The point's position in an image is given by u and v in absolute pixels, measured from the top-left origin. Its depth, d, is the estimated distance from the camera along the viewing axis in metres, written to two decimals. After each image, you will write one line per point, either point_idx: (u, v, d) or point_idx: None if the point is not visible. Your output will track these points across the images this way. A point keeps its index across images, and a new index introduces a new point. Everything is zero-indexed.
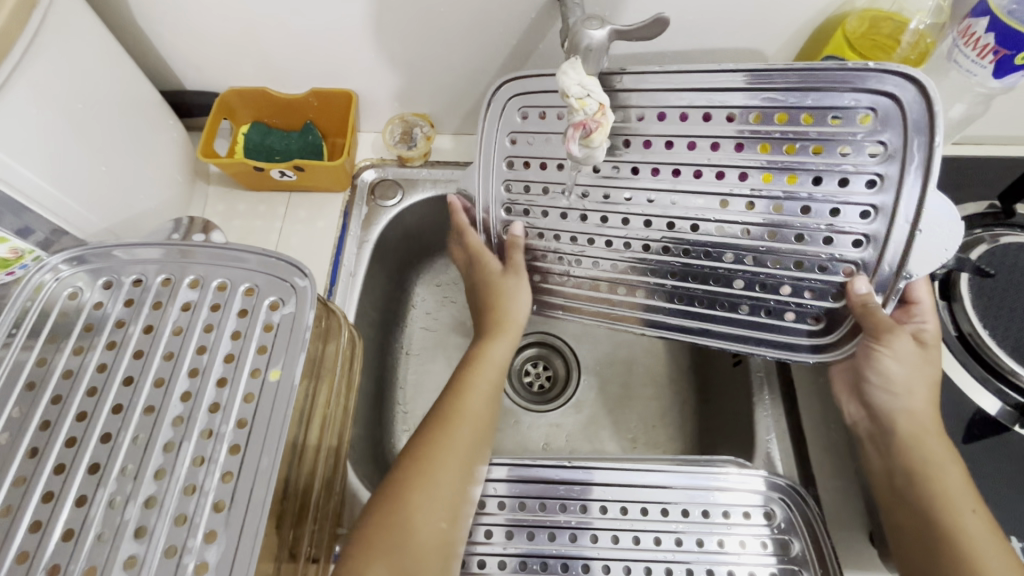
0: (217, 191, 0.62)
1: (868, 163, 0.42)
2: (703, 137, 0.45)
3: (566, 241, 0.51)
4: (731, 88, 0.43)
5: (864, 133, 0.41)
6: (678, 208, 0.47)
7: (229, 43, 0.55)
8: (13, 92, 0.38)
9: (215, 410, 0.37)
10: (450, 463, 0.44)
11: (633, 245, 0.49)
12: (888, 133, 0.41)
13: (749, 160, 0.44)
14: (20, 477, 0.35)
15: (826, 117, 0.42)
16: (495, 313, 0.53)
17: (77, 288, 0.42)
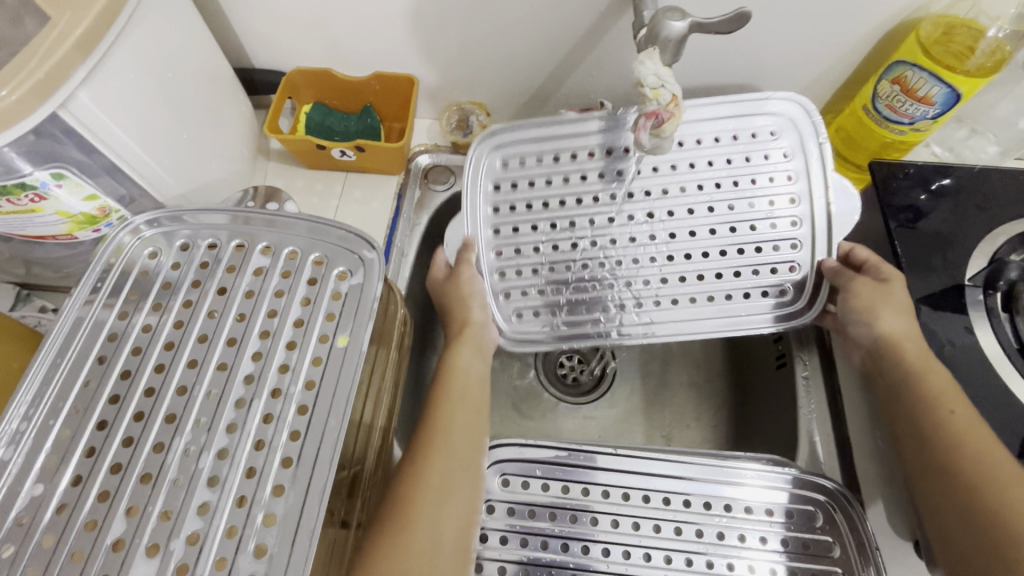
0: (277, 167, 0.64)
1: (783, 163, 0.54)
2: (681, 162, 0.55)
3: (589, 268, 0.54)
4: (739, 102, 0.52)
5: (772, 144, 0.54)
6: (681, 215, 0.54)
7: (301, 22, 0.56)
8: (118, 59, 0.39)
9: (285, 370, 0.39)
10: (438, 471, 0.43)
11: (660, 260, 0.53)
12: (791, 138, 0.54)
13: (717, 173, 0.54)
14: (103, 421, 0.37)
15: (749, 135, 0.54)
16: (462, 334, 0.52)
17: (156, 249, 0.44)
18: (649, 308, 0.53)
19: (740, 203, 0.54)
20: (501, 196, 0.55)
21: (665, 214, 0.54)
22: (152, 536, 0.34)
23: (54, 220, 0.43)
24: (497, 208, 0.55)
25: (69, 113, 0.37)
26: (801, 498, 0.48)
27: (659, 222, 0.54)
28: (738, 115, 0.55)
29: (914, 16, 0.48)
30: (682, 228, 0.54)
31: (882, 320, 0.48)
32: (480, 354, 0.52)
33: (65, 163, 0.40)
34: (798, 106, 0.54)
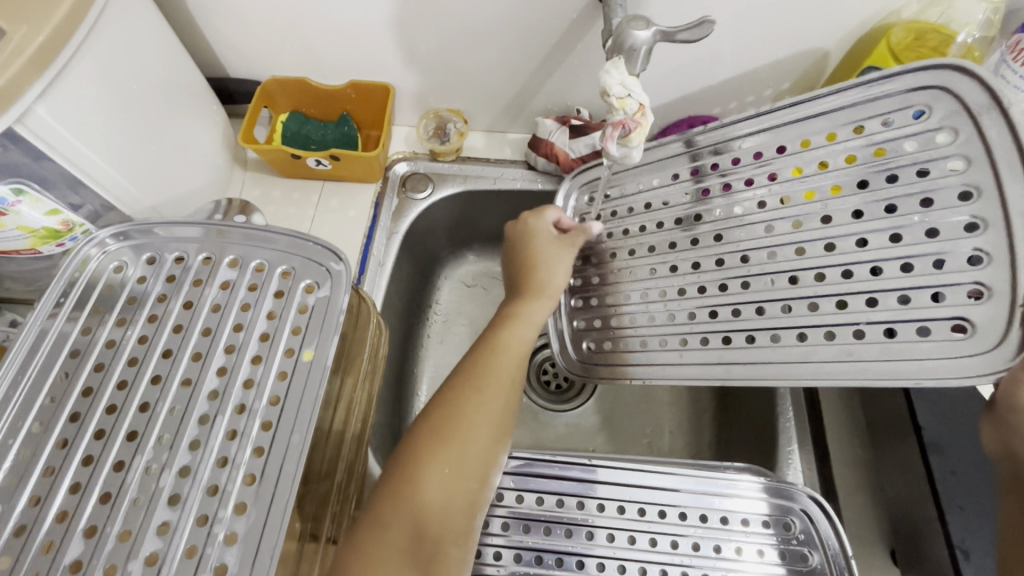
0: (253, 176, 0.64)
1: (941, 150, 0.41)
2: (737, 176, 0.49)
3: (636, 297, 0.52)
4: (888, 96, 0.43)
5: (917, 131, 0.42)
6: (755, 237, 0.47)
7: (273, 31, 0.56)
8: (75, 72, 0.39)
9: (249, 386, 0.38)
10: (472, 429, 0.41)
11: (688, 292, 0.49)
12: (953, 124, 0.41)
13: (840, 174, 0.45)
14: (63, 439, 0.37)
15: (887, 127, 0.43)
16: (535, 288, 0.51)
17: (122, 264, 0.44)
18: (691, 346, 0.48)
19: (833, 205, 0.45)
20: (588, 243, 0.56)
21: (713, 240, 0.49)
22: (110, 558, 0.33)
23: (16, 235, 0.42)
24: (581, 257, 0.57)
25: (25, 128, 0.37)
26: (776, 508, 0.48)
27: (704, 245, 0.49)
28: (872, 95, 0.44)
29: (885, 22, 0.48)
30: (734, 253, 0.48)
31: None
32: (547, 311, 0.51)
33: (24, 179, 0.39)
34: (974, 86, 0.40)
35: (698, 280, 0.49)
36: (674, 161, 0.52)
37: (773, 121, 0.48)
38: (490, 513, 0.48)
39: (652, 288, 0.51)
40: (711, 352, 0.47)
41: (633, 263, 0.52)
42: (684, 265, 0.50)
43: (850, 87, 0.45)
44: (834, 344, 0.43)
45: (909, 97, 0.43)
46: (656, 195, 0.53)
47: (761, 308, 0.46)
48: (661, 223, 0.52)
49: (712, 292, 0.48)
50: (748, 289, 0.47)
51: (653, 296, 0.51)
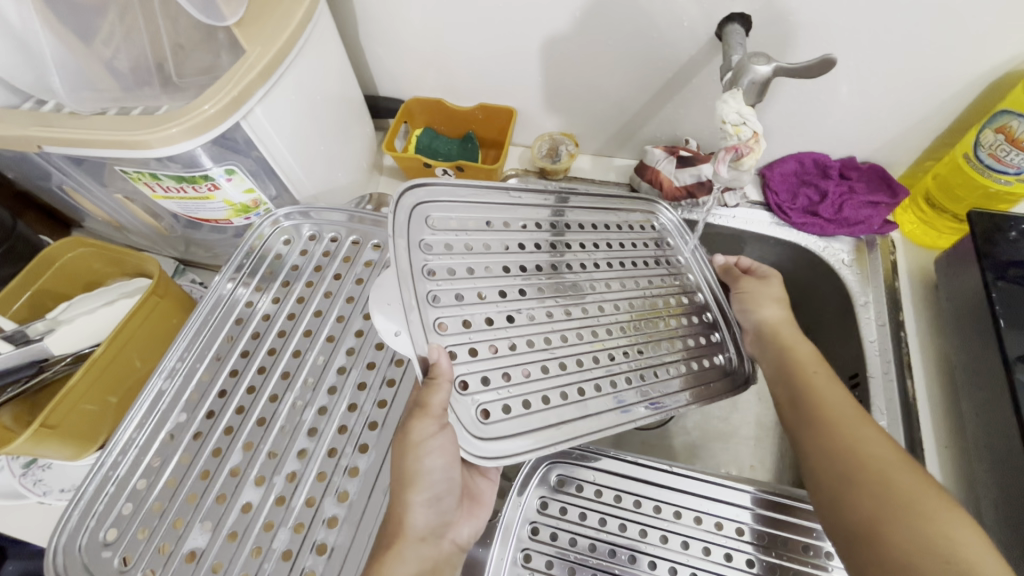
0: (387, 180, 0.73)
1: (674, 247, 0.58)
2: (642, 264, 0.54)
3: (510, 350, 0.43)
4: (636, 211, 0.58)
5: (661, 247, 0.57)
6: (689, 301, 0.55)
7: (424, 58, 0.65)
8: (287, 81, 0.49)
9: (380, 348, 0.45)
10: None
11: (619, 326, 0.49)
12: (671, 238, 0.59)
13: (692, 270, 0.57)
14: (235, 369, 0.46)
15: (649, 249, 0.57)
16: (405, 474, 0.37)
17: (289, 238, 0.53)
18: (623, 386, 0.46)
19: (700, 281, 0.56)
20: (438, 283, 0.42)
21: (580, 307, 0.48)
22: (260, 469, 0.41)
23: (220, 207, 0.53)
24: (435, 297, 0.41)
25: (247, 124, 0.47)
26: (787, 527, 0.46)
27: (564, 295, 0.48)
28: (604, 208, 0.56)
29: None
30: (583, 303, 0.48)
31: (764, 316, 0.52)
32: (437, 507, 0.38)
33: (236, 162, 0.50)
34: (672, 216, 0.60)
35: (569, 345, 0.45)
36: (493, 207, 0.49)
37: (596, 215, 0.55)
38: (551, 495, 0.48)
39: (535, 338, 0.44)
40: (580, 414, 0.43)
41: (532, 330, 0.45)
42: (537, 326, 0.45)
43: (591, 200, 0.55)
44: (656, 386, 0.47)
45: (627, 212, 0.58)
46: (495, 239, 0.48)
47: (633, 350, 0.48)
48: (507, 270, 0.47)
49: (570, 363, 0.45)
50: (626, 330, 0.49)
51: (537, 369, 0.43)
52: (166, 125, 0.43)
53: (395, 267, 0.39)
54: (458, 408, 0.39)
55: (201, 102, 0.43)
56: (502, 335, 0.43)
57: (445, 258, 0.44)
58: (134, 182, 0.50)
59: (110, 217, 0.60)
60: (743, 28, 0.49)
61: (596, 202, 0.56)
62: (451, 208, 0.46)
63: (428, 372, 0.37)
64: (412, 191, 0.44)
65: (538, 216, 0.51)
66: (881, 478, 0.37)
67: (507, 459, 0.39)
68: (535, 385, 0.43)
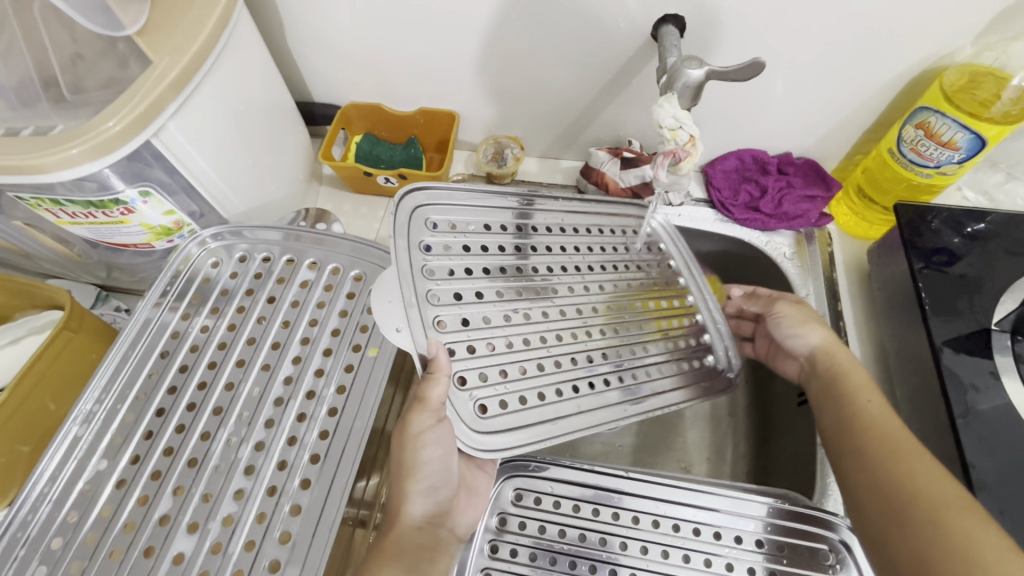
0: (327, 191, 0.69)
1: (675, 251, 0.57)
2: (637, 266, 0.54)
3: (505, 347, 0.44)
4: (633, 216, 0.57)
5: (659, 250, 0.57)
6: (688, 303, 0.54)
7: (358, 62, 0.62)
8: (202, 94, 0.45)
9: (320, 375, 0.43)
10: None
11: (613, 329, 0.49)
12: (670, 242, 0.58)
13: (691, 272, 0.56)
14: (161, 408, 0.42)
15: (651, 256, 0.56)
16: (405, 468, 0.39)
17: (218, 260, 0.50)
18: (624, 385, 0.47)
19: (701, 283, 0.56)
20: (438, 283, 0.44)
21: (591, 307, 0.49)
22: (193, 515, 0.38)
23: (137, 231, 0.49)
24: (435, 297, 0.43)
25: (159, 141, 0.44)
26: (799, 533, 0.46)
27: (552, 298, 0.48)
28: (601, 214, 0.55)
29: (939, 64, 0.50)
30: (574, 305, 0.48)
31: (812, 334, 0.51)
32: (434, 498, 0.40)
33: (151, 183, 0.46)
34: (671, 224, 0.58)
35: (571, 343, 0.47)
36: (495, 212, 0.50)
37: (587, 220, 0.54)
38: (509, 511, 0.48)
39: (531, 335, 0.45)
40: (577, 410, 0.44)
41: (531, 329, 0.46)
42: (533, 325, 0.46)
43: (587, 208, 0.55)
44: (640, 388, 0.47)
45: (631, 216, 0.57)
46: (457, 240, 0.47)
47: (641, 351, 0.49)
48: (487, 273, 0.47)
49: (565, 362, 0.46)
50: (628, 332, 0.49)
51: (534, 367, 0.44)
52: (64, 146, 0.39)
53: (395, 264, 0.42)
54: (457, 403, 0.41)
55: (104, 119, 0.40)
56: (501, 332, 0.44)
57: (444, 259, 0.46)
58: (35, 209, 0.46)
59: (12, 244, 0.54)
60: (677, 30, 0.48)
61: (591, 208, 0.55)
62: (450, 212, 0.48)
63: (428, 366, 0.40)
64: (412, 193, 0.46)
65: (493, 219, 0.50)
66: (923, 500, 0.37)
67: (500, 453, 0.41)
68: (535, 380, 0.44)
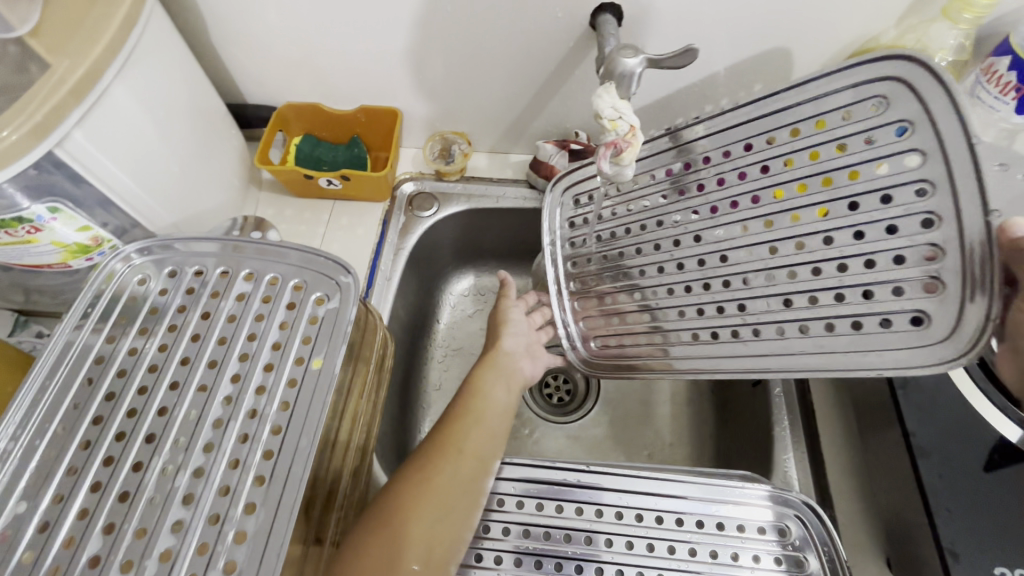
0: (267, 196, 0.66)
1: (892, 142, 0.37)
2: (763, 191, 0.43)
3: (624, 300, 0.53)
4: (832, 90, 0.40)
5: (868, 137, 0.38)
6: (841, 242, 0.39)
7: (290, 59, 0.59)
8: (112, 98, 0.42)
9: (261, 393, 0.41)
10: (463, 456, 0.46)
11: (732, 283, 0.45)
12: (903, 113, 0.37)
13: (818, 197, 0.40)
14: (86, 441, 0.39)
15: (855, 141, 0.39)
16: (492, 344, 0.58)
17: (145, 277, 0.47)
18: (744, 338, 0.45)
19: (836, 196, 0.40)
20: (574, 253, 0.57)
21: (818, 240, 0.40)
22: (127, 553, 0.35)
23: (50, 250, 0.45)
24: (574, 263, 0.57)
25: (64, 151, 0.40)
26: (739, 509, 0.47)
27: (685, 248, 0.48)
28: (814, 97, 0.41)
29: (866, 47, 0.51)
30: (714, 251, 0.46)
31: None
32: (501, 372, 0.55)
33: (60, 198, 0.42)
34: (925, 71, 0.35)
35: (710, 291, 0.46)
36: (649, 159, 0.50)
37: (762, 114, 0.43)
38: None
39: (659, 287, 0.50)
40: (670, 355, 0.50)
41: (655, 282, 0.50)
42: (663, 278, 0.49)
43: (768, 108, 0.43)
44: (813, 343, 0.42)
45: (858, 91, 0.39)
46: (592, 212, 0.56)
47: (899, 291, 0.37)
48: (626, 232, 0.52)
49: (671, 313, 0.49)
50: (751, 284, 0.44)
51: (638, 316, 0.52)
52: None
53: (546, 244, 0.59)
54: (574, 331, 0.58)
55: None
56: (621, 288, 0.53)
57: (591, 230, 0.56)
58: None
59: None
60: (614, 18, 0.48)
61: (795, 96, 0.42)
62: (596, 181, 0.55)
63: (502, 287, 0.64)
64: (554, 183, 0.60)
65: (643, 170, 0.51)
66: None
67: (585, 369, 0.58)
68: (648, 313, 0.51)
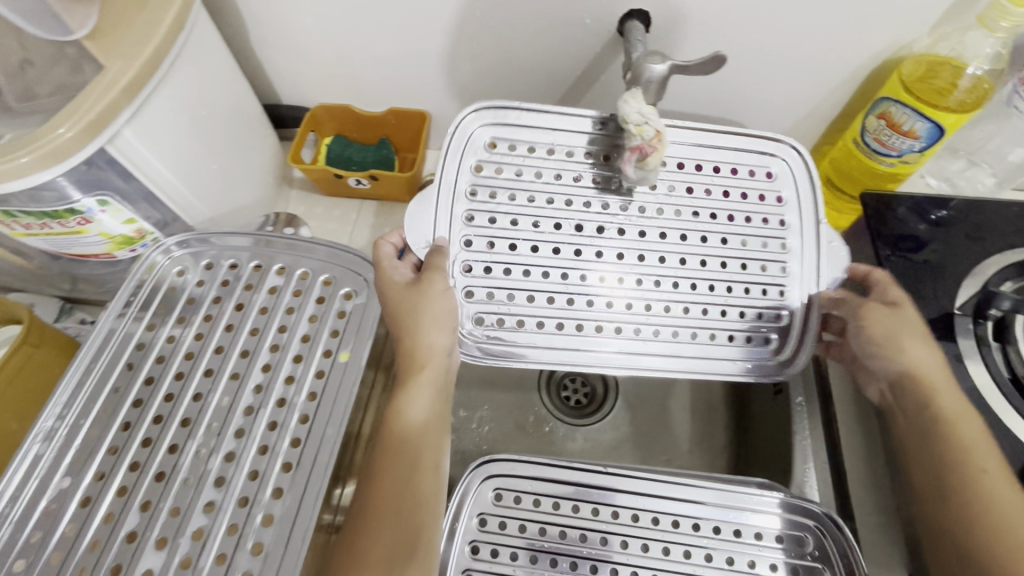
0: (298, 194, 0.68)
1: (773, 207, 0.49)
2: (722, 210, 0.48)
3: (535, 278, 0.46)
4: (754, 143, 0.50)
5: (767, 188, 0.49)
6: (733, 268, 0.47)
7: (325, 61, 0.61)
8: (160, 97, 0.44)
9: (290, 382, 0.42)
10: (401, 471, 0.38)
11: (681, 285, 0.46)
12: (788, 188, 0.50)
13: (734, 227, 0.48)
14: (126, 422, 0.41)
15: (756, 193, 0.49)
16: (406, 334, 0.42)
17: (183, 269, 0.49)
18: (664, 338, 0.46)
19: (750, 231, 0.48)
20: (476, 204, 0.47)
21: (717, 262, 0.47)
22: (162, 530, 0.37)
23: (97, 241, 0.48)
24: (471, 218, 0.46)
25: (115, 147, 0.42)
26: (759, 518, 0.47)
27: (673, 244, 0.47)
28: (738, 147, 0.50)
29: (898, 54, 0.51)
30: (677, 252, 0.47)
31: (907, 349, 0.43)
32: (436, 374, 0.42)
33: (109, 191, 0.44)
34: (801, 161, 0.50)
35: (659, 288, 0.46)
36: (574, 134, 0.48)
37: (718, 141, 0.49)
38: (489, 511, 0.48)
39: (572, 271, 0.46)
40: (580, 348, 0.45)
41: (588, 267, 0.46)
42: (595, 264, 0.46)
43: (731, 136, 0.49)
44: (704, 350, 0.45)
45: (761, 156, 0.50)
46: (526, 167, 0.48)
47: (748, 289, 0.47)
48: (551, 202, 0.47)
49: (619, 304, 0.45)
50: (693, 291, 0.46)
51: (563, 299, 0.45)
52: (12, 156, 0.37)
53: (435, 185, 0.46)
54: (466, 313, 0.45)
55: (54, 126, 0.38)
56: (533, 262, 0.46)
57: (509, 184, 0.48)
58: None
59: None
60: (642, 24, 0.48)
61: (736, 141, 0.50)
62: (524, 133, 0.48)
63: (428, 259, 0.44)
64: (479, 113, 0.48)
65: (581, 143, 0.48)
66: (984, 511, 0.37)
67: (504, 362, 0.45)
68: (563, 288, 0.45)
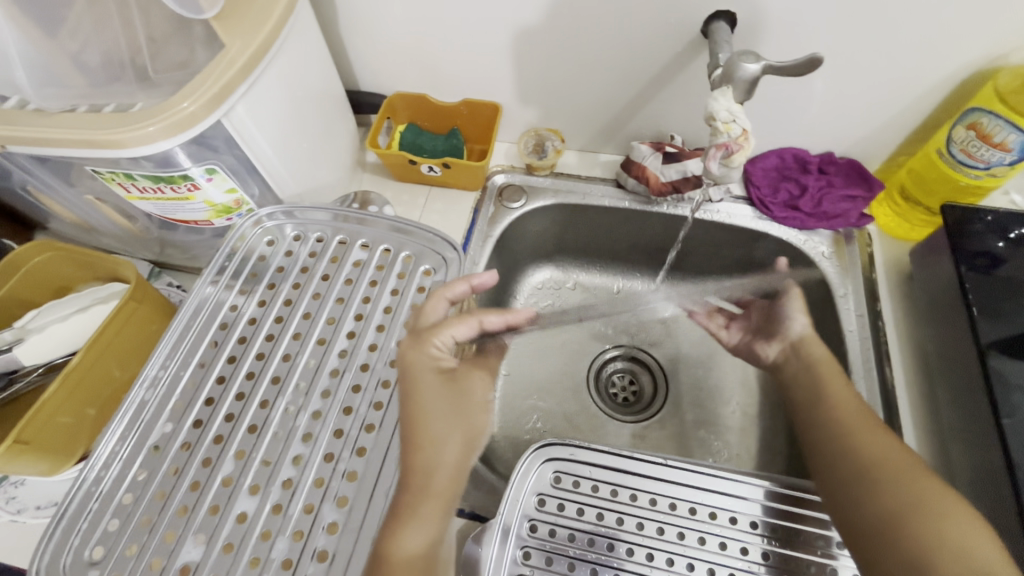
0: (370, 177, 0.71)
1: None
2: None
3: None
4: None
5: None
6: None
7: (408, 50, 0.63)
8: (268, 77, 0.47)
9: (373, 350, 0.44)
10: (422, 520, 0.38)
11: None
12: None
13: None
14: (222, 376, 0.44)
15: None
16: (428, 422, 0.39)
17: (273, 239, 0.52)
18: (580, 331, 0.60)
19: None
20: None
21: None
22: (254, 477, 0.40)
23: (200, 208, 0.51)
24: None
25: (229, 121, 0.45)
26: (797, 518, 0.46)
27: None
28: None
29: (994, 65, 0.50)
30: None
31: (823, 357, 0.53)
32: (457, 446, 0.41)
33: (217, 161, 0.48)
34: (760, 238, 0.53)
35: None
36: None
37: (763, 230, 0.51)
38: (546, 492, 0.49)
39: None
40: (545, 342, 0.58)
41: None
42: None
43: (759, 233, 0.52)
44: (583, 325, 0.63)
45: None
46: None
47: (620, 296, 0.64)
48: None
49: None
50: None
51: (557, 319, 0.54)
52: (143, 123, 0.41)
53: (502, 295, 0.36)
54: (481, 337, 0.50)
55: (181, 99, 0.41)
56: None
57: None
58: (107, 182, 0.48)
59: (79, 218, 0.57)
60: (728, 25, 0.49)
61: None
62: None
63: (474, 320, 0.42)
64: None
65: None
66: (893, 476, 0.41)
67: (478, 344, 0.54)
68: None
